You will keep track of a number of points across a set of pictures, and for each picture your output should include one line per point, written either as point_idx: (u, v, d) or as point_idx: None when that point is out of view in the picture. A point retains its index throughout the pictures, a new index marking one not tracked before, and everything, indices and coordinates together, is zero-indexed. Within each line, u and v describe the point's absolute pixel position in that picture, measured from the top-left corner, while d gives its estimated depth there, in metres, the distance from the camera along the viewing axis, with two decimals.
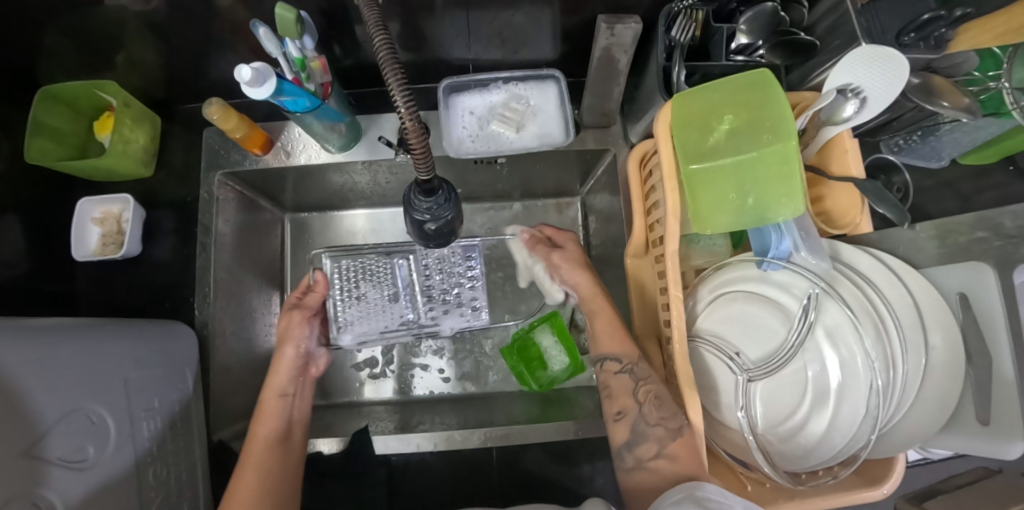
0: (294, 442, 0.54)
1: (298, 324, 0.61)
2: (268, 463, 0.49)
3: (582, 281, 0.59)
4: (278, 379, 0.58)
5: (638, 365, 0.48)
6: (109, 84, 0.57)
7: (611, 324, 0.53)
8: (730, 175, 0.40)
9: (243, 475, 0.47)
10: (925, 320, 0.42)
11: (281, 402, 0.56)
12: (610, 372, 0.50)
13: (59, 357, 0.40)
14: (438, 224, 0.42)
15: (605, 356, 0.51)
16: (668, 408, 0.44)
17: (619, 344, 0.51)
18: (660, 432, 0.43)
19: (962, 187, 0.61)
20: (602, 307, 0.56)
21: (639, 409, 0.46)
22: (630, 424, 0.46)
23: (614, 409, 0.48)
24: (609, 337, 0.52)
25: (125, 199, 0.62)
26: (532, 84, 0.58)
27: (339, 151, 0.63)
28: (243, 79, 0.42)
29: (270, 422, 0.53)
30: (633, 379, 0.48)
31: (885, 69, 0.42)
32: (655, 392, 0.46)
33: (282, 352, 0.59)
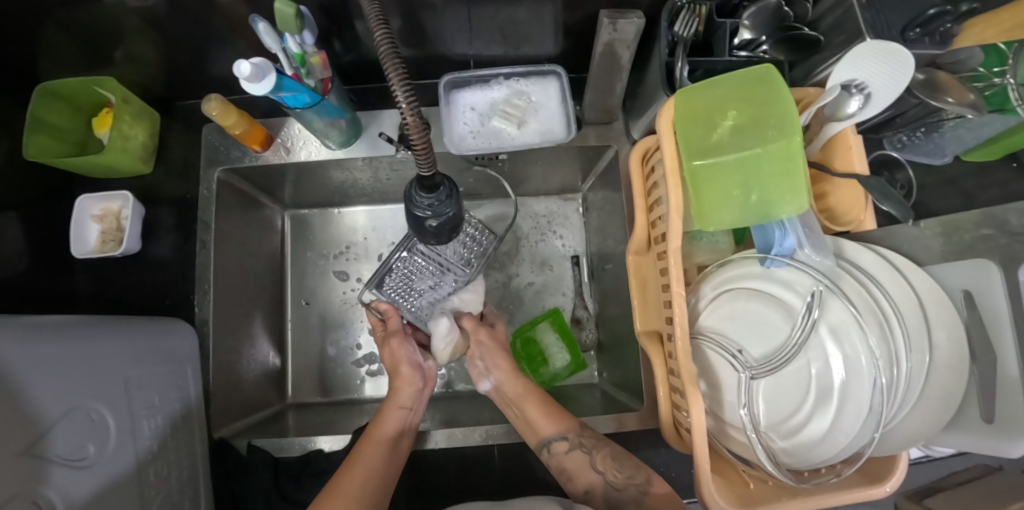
0: (398, 457, 0.50)
1: (400, 346, 0.60)
2: (370, 471, 0.46)
3: (498, 361, 0.60)
4: (399, 395, 0.56)
5: (584, 436, 0.50)
6: (108, 81, 0.57)
7: (540, 405, 0.53)
8: (733, 171, 0.39)
9: (351, 473, 0.45)
10: (929, 317, 0.42)
11: (398, 416, 0.53)
12: (559, 453, 0.49)
13: (57, 356, 0.40)
14: (439, 220, 0.42)
15: (546, 440, 0.50)
16: (629, 465, 0.47)
17: (549, 422, 0.51)
18: (634, 493, 0.44)
19: (964, 184, 0.60)
20: (522, 394, 0.55)
21: (602, 478, 0.46)
22: (600, 500, 0.45)
23: (580, 489, 0.47)
24: (541, 418, 0.52)
25: (125, 196, 0.61)
26: (534, 80, 0.58)
27: (340, 148, 0.63)
28: (242, 74, 0.42)
29: (383, 431, 0.51)
30: (586, 456, 0.48)
31: (890, 64, 0.42)
32: (611, 456, 0.48)
33: (399, 372, 0.58)
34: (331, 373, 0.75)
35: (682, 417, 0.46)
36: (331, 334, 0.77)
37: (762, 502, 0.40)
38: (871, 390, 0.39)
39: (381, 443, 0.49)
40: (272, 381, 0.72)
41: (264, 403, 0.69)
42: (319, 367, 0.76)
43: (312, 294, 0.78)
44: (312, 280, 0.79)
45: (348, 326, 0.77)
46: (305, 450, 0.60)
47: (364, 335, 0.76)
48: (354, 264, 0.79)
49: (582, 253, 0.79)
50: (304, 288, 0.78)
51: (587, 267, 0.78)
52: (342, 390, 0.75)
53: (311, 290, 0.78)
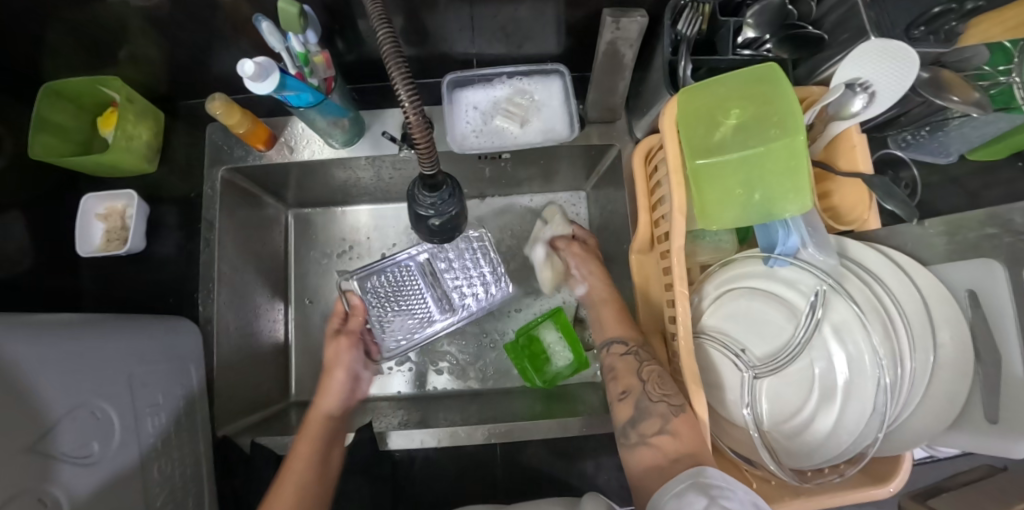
0: (338, 447, 0.55)
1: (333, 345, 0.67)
2: (313, 454, 0.52)
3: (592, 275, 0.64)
4: (324, 402, 0.61)
5: (643, 349, 0.50)
6: (112, 80, 0.57)
7: (620, 315, 0.57)
8: (736, 170, 0.39)
9: (296, 452, 0.51)
10: (933, 315, 0.42)
11: (327, 417, 0.58)
12: (615, 354, 0.52)
13: (62, 353, 0.41)
14: (442, 219, 0.42)
15: (612, 338, 0.54)
16: (672, 386, 0.45)
17: (621, 327, 0.55)
18: (662, 408, 0.43)
19: (968, 183, 0.60)
20: (608, 308, 0.59)
21: (642, 386, 0.46)
22: (634, 401, 0.46)
23: (620, 388, 0.48)
24: (614, 324, 0.55)
25: (129, 195, 0.62)
26: (536, 78, 0.58)
27: (343, 147, 0.63)
28: (245, 73, 0.42)
29: (316, 422, 0.56)
30: (637, 360, 0.49)
31: (895, 62, 0.42)
32: (659, 372, 0.47)
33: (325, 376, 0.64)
34: None
35: None
36: None
37: (765, 500, 0.40)
38: (874, 390, 0.39)
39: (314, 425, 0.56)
40: (275, 379, 0.72)
41: (267, 401, 0.69)
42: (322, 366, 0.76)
43: (315, 293, 0.78)
44: (315, 279, 0.79)
45: None
46: None
47: None
48: (357, 263, 0.79)
49: None
50: (307, 287, 0.78)
51: (589, 265, 0.78)
52: None
53: (314, 288, 0.78)
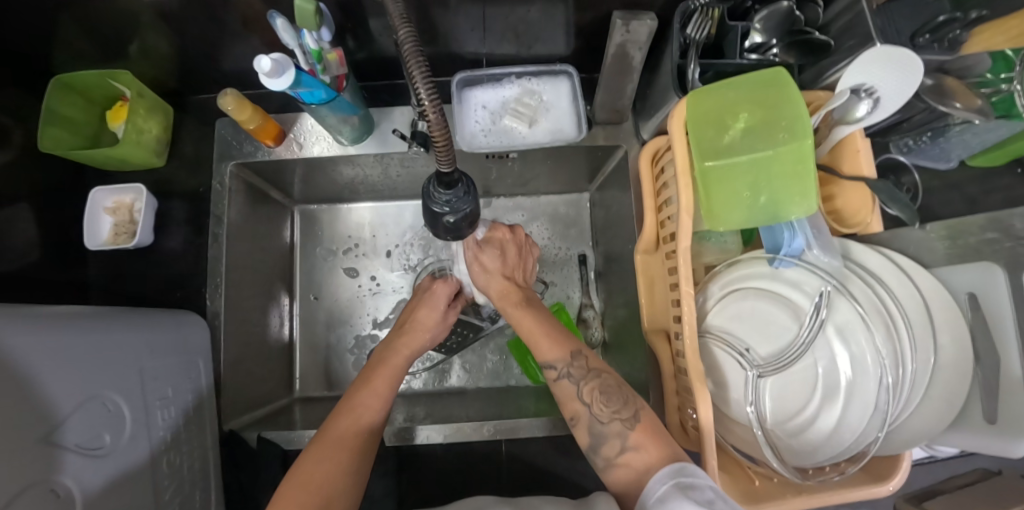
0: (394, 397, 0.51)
1: (445, 284, 0.59)
2: (361, 433, 0.46)
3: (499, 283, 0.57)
4: (414, 336, 0.55)
5: (574, 366, 0.48)
6: (123, 74, 0.57)
7: (538, 329, 0.52)
8: (745, 173, 0.40)
9: (348, 422, 0.46)
10: (934, 318, 0.43)
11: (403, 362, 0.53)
12: (550, 379, 0.49)
13: (76, 346, 0.41)
14: (456, 216, 0.43)
15: (543, 364, 0.50)
16: (619, 400, 0.45)
17: (555, 347, 0.50)
18: (617, 427, 0.43)
19: (968, 189, 0.61)
20: (523, 311, 0.54)
21: (589, 410, 0.46)
22: (585, 426, 0.46)
23: (568, 414, 0.48)
24: (545, 342, 0.50)
25: (137, 189, 0.62)
26: (545, 79, 0.58)
27: (352, 144, 0.64)
28: (262, 69, 0.42)
29: (386, 378, 0.51)
30: (574, 384, 0.47)
31: (900, 72, 0.43)
32: (600, 388, 0.46)
33: (427, 301, 0.58)
34: (337, 368, 0.76)
35: (688, 415, 0.47)
36: (339, 328, 0.77)
37: (767, 498, 0.41)
38: (876, 389, 0.40)
39: (379, 392, 0.49)
40: (280, 374, 0.73)
41: (272, 397, 0.70)
42: (326, 362, 0.76)
43: (320, 289, 0.79)
44: (321, 275, 0.79)
45: (356, 321, 0.77)
46: None
47: (375, 330, 0.77)
48: (362, 260, 0.80)
49: (589, 251, 0.80)
50: (312, 283, 0.79)
51: (594, 264, 0.79)
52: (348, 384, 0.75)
53: (319, 284, 0.79)
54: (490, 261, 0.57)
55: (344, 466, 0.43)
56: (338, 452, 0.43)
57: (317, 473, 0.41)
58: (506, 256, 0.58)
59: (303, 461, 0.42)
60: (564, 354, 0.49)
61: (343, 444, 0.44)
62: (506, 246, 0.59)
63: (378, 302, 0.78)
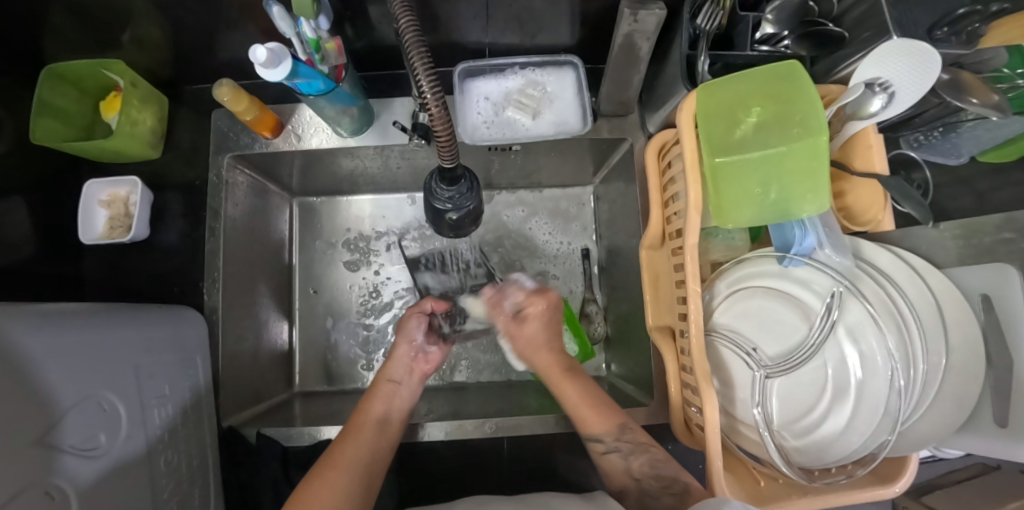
0: (393, 427, 0.52)
1: (415, 316, 0.59)
2: (361, 454, 0.47)
3: (545, 356, 0.56)
4: (391, 366, 0.57)
5: (624, 440, 0.47)
6: (116, 64, 0.56)
7: (585, 402, 0.51)
8: (757, 168, 0.39)
9: (341, 448, 0.47)
10: (946, 319, 0.42)
11: (388, 387, 0.55)
12: (596, 451, 0.49)
13: (70, 344, 0.40)
14: (458, 213, 0.43)
15: (588, 436, 0.49)
16: (669, 474, 0.43)
17: (598, 419, 0.49)
18: (669, 501, 0.41)
19: (978, 185, 0.59)
20: (569, 383, 0.53)
21: (637, 483, 0.45)
22: (634, 496, 0.44)
23: (615, 489, 0.47)
24: (589, 416, 0.50)
25: (132, 182, 0.61)
26: (549, 70, 0.57)
27: (351, 135, 0.62)
28: (257, 59, 0.41)
29: (373, 407, 0.52)
30: (620, 459, 0.47)
31: (918, 63, 0.42)
32: (650, 462, 0.45)
33: (397, 345, 0.59)
34: (338, 363, 0.75)
35: (694, 414, 0.46)
36: (338, 322, 0.77)
37: (774, 499, 0.41)
38: (887, 391, 0.39)
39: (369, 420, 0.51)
40: (280, 369, 0.72)
41: (272, 392, 0.69)
42: (326, 356, 0.76)
43: (319, 283, 0.78)
44: (320, 268, 0.78)
45: (357, 315, 0.77)
46: (315, 440, 0.60)
47: (376, 324, 0.76)
48: (363, 253, 0.79)
49: (592, 245, 0.79)
50: (312, 277, 0.78)
51: (596, 259, 0.78)
52: (348, 379, 0.75)
53: (319, 278, 0.78)
54: (528, 330, 0.57)
55: (344, 484, 0.43)
56: (334, 473, 0.44)
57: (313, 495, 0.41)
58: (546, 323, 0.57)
59: (303, 486, 0.43)
60: (612, 428, 0.48)
61: (339, 464, 0.45)
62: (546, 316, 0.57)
63: (379, 296, 0.77)
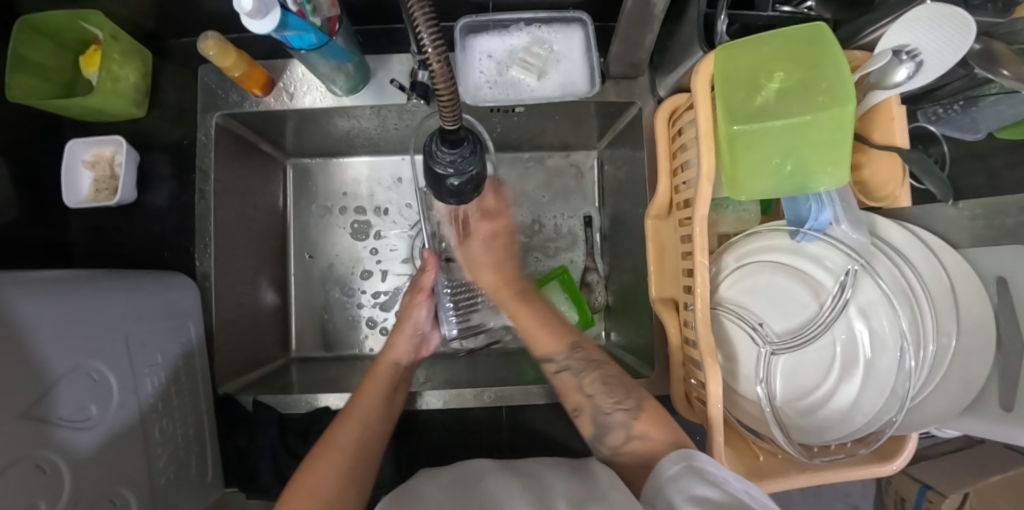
0: (395, 406, 0.52)
1: (421, 305, 0.58)
2: (362, 432, 0.46)
3: (490, 274, 0.53)
4: (394, 349, 0.56)
5: (574, 358, 0.48)
6: (92, 14, 0.52)
7: (532, 322, 0.50)
8: (777, 138, 0.36)
9: (344, 427, 0.46)
10: (960, 300, 0.41)
11: (391, 369, 0.54)
12: (551, 371, 0.49)
13: (61, 314, 0.39)
14: (462, 179, 0.40)
15: (539, 356, 0.50)
16: (620, 391, 0.45)
17: (551, 338, 0.49)
18: (622, 417, 0.44)
19: (992, 161, 0.57)
20: (518, 304, 0.51)
21: (591, 401, 0.46)
22: (590, 418, 0.46)
23: (571, 405, 0.48)
24: (540, 335, 0.49)
25: (117, 141, 0.58)
26: (557, 27, 0.53)
27: (346, 94, 0.59)
28: (242, 9, 0.37)
29: (379, 382, 0.52)
30: (574, 376, 0.47)
31: (950, 28, 0.38)
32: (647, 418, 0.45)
33: (401, 327, 0.57)
34: (335, 329, 0.75)
35: (694, 388, 0.46)
36: (334, 287, 0.76)
37: (770, 472, 0.41)
38: (897, 371, 0.39)
39: (374, 396, 0.50)
40: (276, 335, 0.71)
41: (269, 358, 0.69)
42: (323, 322, 0.75)
43: (316, 247, 0.76)
44: (315, 232, 0.76)
45: (354, 281, 0.75)
46: (313, 407, 0.59)
47: (376, 289, 0.75)
48: (360, 215, 0.77)
49: (595, 213, 0.77)
50: (308, 241, 0.76)
51: (599, 227, 0.77)
52: (345, 345, 0.74)
53: (315, 243, 0.76)
54: (479, 254, 0.52)
55: (344, 467, 0.43)
56: (335, 456, 0.43)
57: (312, 478, 0.41)
58: (499, 246, 0.52)
59: (304, 465, 0.43)
60: (562, 345, 0.48)
61: (340, 446, 0.44)
62: (495, 238, 0.52)
63: (378, 260, 0.76)
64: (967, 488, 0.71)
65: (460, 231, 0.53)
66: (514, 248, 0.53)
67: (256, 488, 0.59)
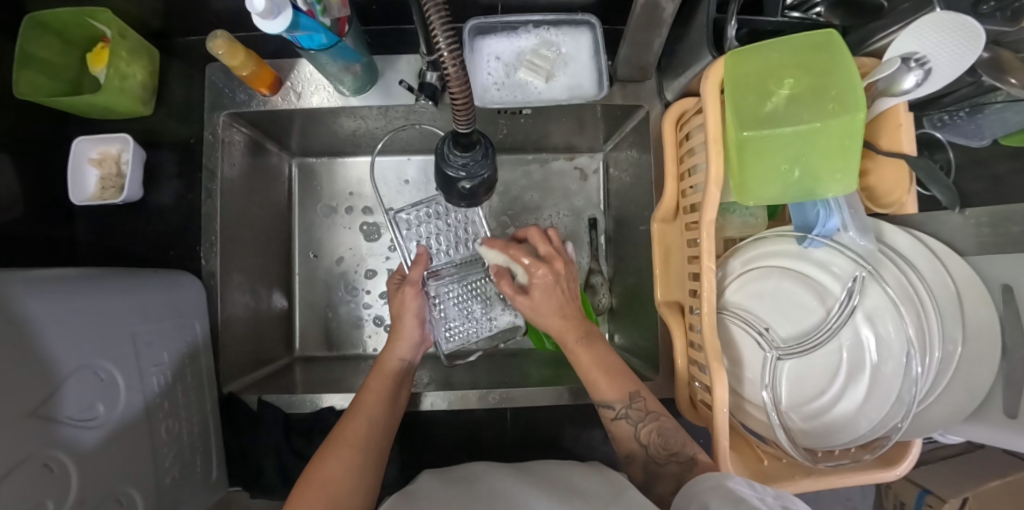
0: (399, 403, 0.52)
1: (411, 298, 0.58)
2: (371, 429, 0.47)
3: (559, 321, 0.51)
4: (398, 346, 0.56)
5: (633, 408, 0.46)
6: (101, 12, 0.51)
7: (598, 367, 0.49)
8: (786, 145, 0.37)
9: (353, 422, 0.46)
10: (966, 307, 0.41)
11: (398, 366, 0.55)
12: (607, 417, 0.48)
13: (68, 312, 0.39)
14: (473, 182, 0.41)
15: (600, 402, 0.48)
16: (676, 443, 0.44)
17: (610, 386, 0.48)
18: (675, 469, 0.42)
19: (995, 168, 0.57)
20: (581, 349, 0.50)
21: (644, 450, 0.45)
22: (641, 467, 0.45)
23: (623, 451, 0.47)
24: (602, 381, 0.48)
25: (124, 139, 0.58)
26: (565, 30, 0.53)
27: (353, 94, 0.59)
28: (255, 9, 0.37)
29: (384, 378, 0.52)
30: (631, 426, 0.46)
31: (960, 38, 0.39)
32: (659, 430, 0.45)
33: (399, 324, 0.57)
34: (339, 329, 0.75)
35: (700, 394, 0.46)
36: (338, 287, 0.75)
37: (776, 477, 0.41)
38: (902, 377, 0.39)
39: (378, 391, 0.50)
40: (280, 334, 0.71)
41: (272, 357, 0.69)
42: (327, 322, 0.75)
43: (320, 247, 0.76)
44: (320, 232, 0.76)
45: (358, 281, 0.76)
46: (317, 407, 0.60)
47: (380, 288, 0.75)
48: (364, 214, 0.77)
49: (600, 215, 0.77)
50: (312, 241, 0.76)
51: (603, 229, 0.77)
52: (349, 344, 0.74)
53: (319, 242, 0.76)
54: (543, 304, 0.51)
55: (356, 463, 0.43)
56: (348, 453, 0.43)
57: (324, 476, 0.41)
58: (560, 291, 0.52)
59: (317, 459, 0.43)
60: (623, 394, 0.47)
61: (352, 444, 0.44)
62: (553, 287, 0.52)
63: (382, 259, 0.76)
64: (966, 493, 0.71)
65: (512, 289, 0.53)
66: (571, 291, 0.53)
67: (259, 487, 0.59)
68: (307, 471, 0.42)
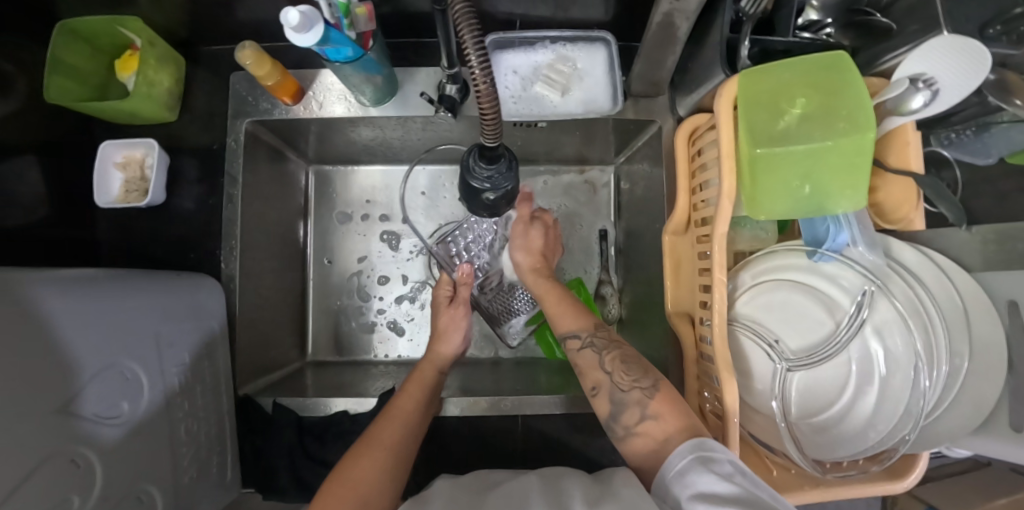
0: (430, 412, 0.54)
1: (462, 311, 0.65)
2: (403, 432, 0.48)
3: (524, 257, 0.64)
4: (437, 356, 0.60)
5: (597, 337, 0.50)
6: (132, 22, 0.53)
7: (568, 306, 0.55)
8: (798, 162, 0.38)
9: (386, 427, 0.48)
10: (973, 323, 0.42)
11: (432, 377, 0.57)
12: (572, 349, 0.51)
13: (95, 313, 0.40)
14: (496, 193, 0.42)
15: (566, 334, 0.52)
16: (638, 369, 0.45)
17: (575, 320, 0.53)
18: (637, 395, 0.43)
19: (1001, 185, 0.58)
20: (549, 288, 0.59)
21: (609, 378, 0.46)
22: (607, 395, 0.45)
23: (589, 384, 0.47)
24: (568, 316, 0.54)
25: (148, 144, 0.59)
26: (581, 46, 0.55)
27: (373, 104, 0.60)
28: (288, 23, 0.39)
29: (419, 386, 0.54)
30: (596, 353, 0.48)
31: (968, 62, 0.39)
32: (622, 358, 0.46)
33: (444, 329, 0.63)
34: (351, 333, 0.76)
35: (710, 405, 0.46)
36: (351, 292, 0.77)
37: (784, 488, 0.42)
38: (909, 389, 0.40)
39: (412, 398, 0.52)
40: (293, 338, 0.73)
41: (286, 361, 0.70)
42: (339, 327, 0.76)
43: (335, 253, 0.77)
44: (334, 238, 0.78)
45: (371, 287, 0.77)
46: (329, 411, 0.61)
47: (390, 295, 0.77)
48: (377, 221, 0.78)
49: (610, 226, 0.79)
50: (327, 246, 0.78)
51: (613, 239, 0.78)
52: (361, 350, 0.75)
53: (334, 248, 0.78)
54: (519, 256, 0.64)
55: (385, 463, 0.44)
56: (380, 453, 0.44)
57: (355, 471, 0.42)
58: (544, 240, 0.65)
59: (347, 459, 0.44)
60: (587, 325, 0.52)
61: (383, 444, 0.45)
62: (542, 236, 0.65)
63: (395, 265, 0.77)
64: None
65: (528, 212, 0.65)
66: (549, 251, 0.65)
67: (272, 490, 0.59)
68: (338, 467, 0.43)
